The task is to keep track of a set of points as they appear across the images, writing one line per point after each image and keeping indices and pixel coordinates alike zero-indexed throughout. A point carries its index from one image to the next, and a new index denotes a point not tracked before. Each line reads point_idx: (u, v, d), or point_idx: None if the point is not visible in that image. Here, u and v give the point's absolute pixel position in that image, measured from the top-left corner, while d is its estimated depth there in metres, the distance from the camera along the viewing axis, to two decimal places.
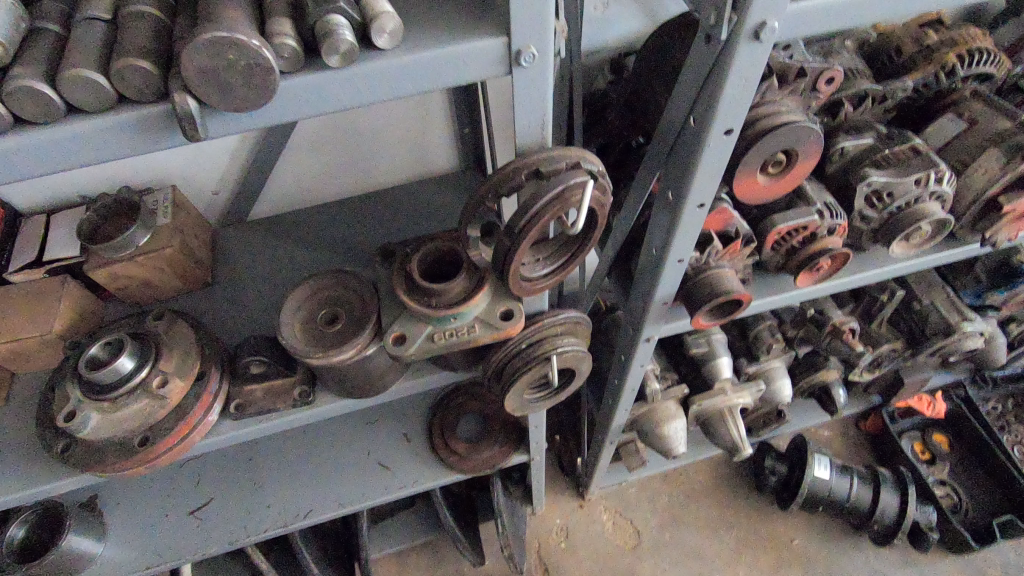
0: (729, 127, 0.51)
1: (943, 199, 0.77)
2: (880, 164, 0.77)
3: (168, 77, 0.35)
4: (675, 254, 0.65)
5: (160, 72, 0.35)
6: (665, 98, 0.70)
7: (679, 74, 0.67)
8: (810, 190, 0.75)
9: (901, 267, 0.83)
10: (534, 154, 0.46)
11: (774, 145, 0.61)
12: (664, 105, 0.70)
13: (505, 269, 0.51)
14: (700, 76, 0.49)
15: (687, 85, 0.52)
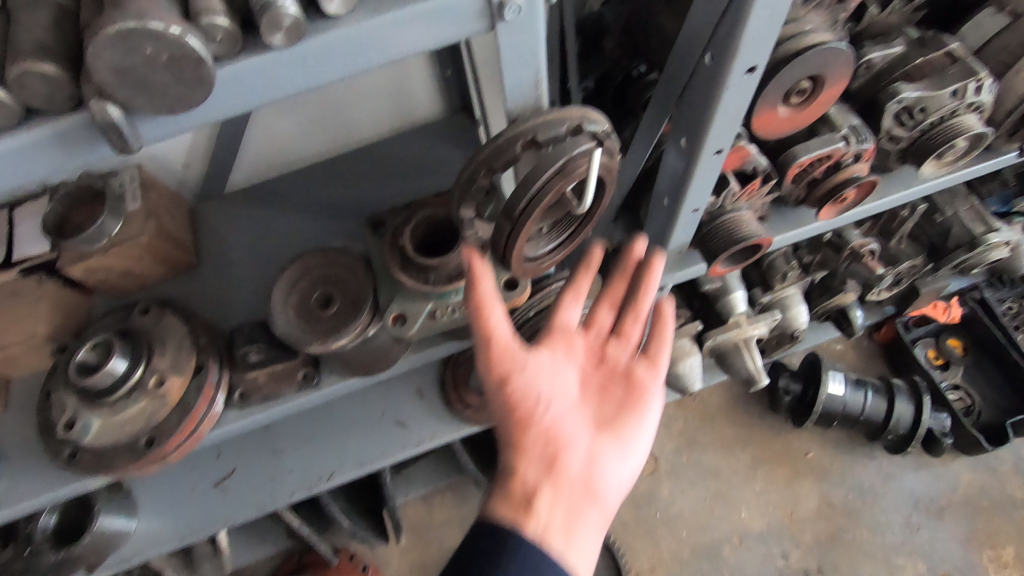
0: (753, 65, 0.45)
1: (982, 108, 0.71)
2: (912, 76, 0.69)
3: (77, 81, 0.33)
4: (690, 202, 0.60)
5: (68, 75, 0.33)
6: (671, 23, 0.62)
7: None
8: (835, 113, 0.68)
9: (930, 186, 0.78)
10: (528, 119, 0.42)
11: (795, 76, 0.57)
12: (670, 31, 0.63)
13: (506, 253, 0.49)
14: (719, 6, 0.43)
15: (702, 17, 0.45)
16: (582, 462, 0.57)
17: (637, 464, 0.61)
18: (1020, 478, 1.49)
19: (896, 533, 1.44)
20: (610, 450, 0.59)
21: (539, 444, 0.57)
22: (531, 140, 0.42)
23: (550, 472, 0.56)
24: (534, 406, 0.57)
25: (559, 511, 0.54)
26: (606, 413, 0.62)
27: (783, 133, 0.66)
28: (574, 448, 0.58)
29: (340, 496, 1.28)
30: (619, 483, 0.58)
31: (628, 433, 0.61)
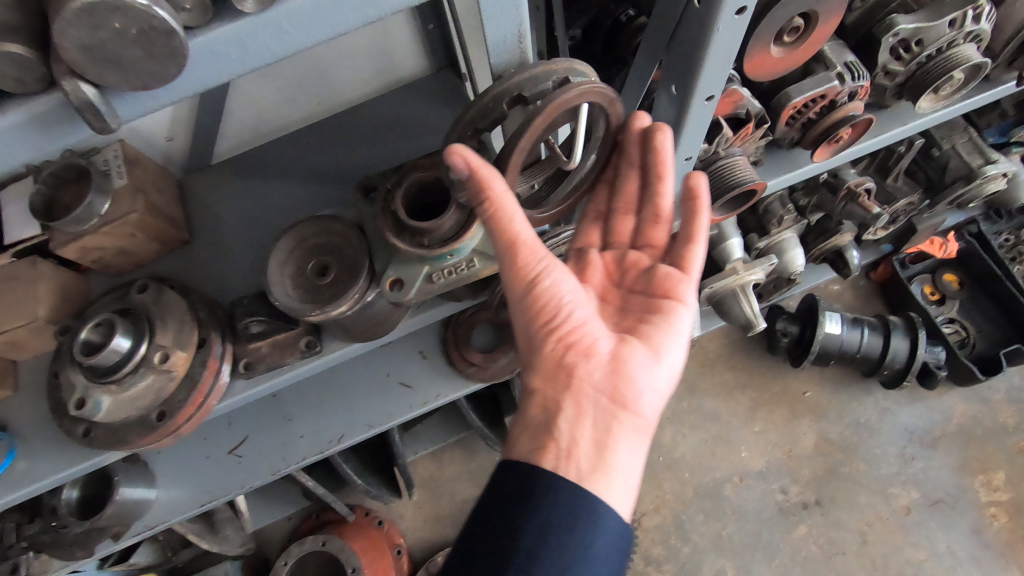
0: (742, 7, 0.43)
1: (981, 39, 0.68)
2: (909, 7, 0.67)
3: (48, 60, 0.32)
4: (683, 150, 0.60)
5: (37, 55, 0.32)
6: None
7: None
8: (830, 51, 0.66)
9: (927, 121, 0.77)
10: (515, 76, 0.41)
11: (789, 11, 0.55)
12: None
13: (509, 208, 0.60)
14: None
15: None
16: (612, 367, 0.61)
17: (671, 367, 0.63)
18: (1012, 406, 1.53)
19: (891, 464, 1.49)
20: (639, 353, 0.62)
21: (569, 349, 0.61)
22: (519, 96, 0.42)
23: (577, 379, 0.60)
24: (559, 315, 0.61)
25: (589, 412, 0.59)
26: (633, 319, 0.66)
27: (777, 73, 0.64)
28: (602, 352, 0.61)
29: (351, 457, 1.32)
30: (652, 385, 0.61)
31: (657, 337, 0.64)
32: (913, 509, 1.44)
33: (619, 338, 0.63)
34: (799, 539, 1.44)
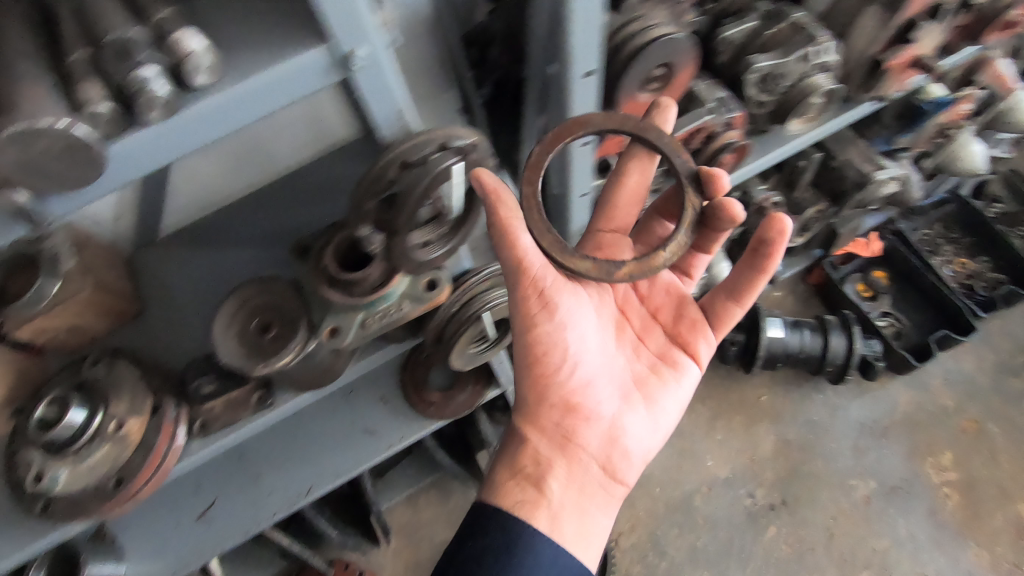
0: (588, 72, 0.54)
1: (832, 68, 0.79)
2: (765, 48, 0.77)
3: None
4: (578, 190, 0.71)
5: None
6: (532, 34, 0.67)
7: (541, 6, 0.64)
8: (702, 91, 0.75)
9: (802, 139, 0.88)
10: (398, 146, 0.49)
11: (650, 64, 0.63)
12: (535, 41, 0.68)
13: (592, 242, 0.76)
14: None
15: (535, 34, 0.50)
16: (617, 433, 0.75)
17: (657, 428, 0.79)
18: (950, 389, 1.62)
19: (847, 458, 1.55)
20: (636, 417, 0.77)
21: (584, 410, 0.74)
22: (404, 162, 0.49)
23: (585, 438, 0.74)
24: (581, 378, 0.74)
25: (583, 471, 0.73)
26: (644, 374, 0.80)
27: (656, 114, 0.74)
28: (613, 418, 0.75)
29: (325, 510, 1.33)
30: (642, 448, 0.77)
31: (657, 403, 0.79)
32: (873, 499, 1.50)
33: (626, 402, 0.77)
34: (770, 541, 1.48)
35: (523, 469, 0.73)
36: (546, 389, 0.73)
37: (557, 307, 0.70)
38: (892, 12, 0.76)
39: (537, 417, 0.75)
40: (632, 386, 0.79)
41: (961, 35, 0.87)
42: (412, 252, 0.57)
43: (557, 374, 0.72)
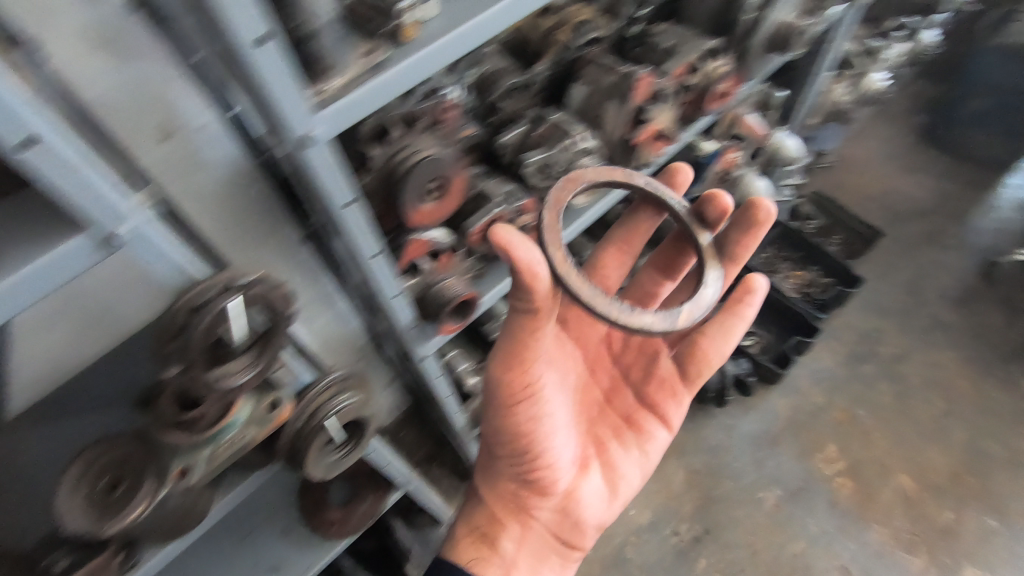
0: (348, 200, 0.58)
1: (594, 150, 0.94)
2: (536, 145, 0.92)
3: None
4: (388, 292, 0.72)
5: None
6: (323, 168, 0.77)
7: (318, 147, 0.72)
8: (490, 188, 0.86)
9: (597, 208, 1.00)
10: (185, 294, 0.57)
11: (422, 178, 0.69)
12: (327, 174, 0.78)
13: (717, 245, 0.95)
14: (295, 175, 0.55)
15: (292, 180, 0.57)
16: (579, 501, 0.95)
17: (614, 490, 0.99)
18: (818, 387, 1.81)
19: (750, 472, 1.67)
20: (593, 482, 0.97)
21: (553, 486, 0.93)
22: (191, 308, 0.56)
23: (552, 507, 0.95)
24: (557, 463, 0.91)
25: (546, 529, 0.96)
26: (608, 439, 1.00)
27: (445, 216, 0.78)
28: (577, 488, 0.95)
29: None
30: (601, 508, 0.98)
31: (615, 470, 0.99)
32: (780, 506, 1.61)
33: (588, 471, 0.97)
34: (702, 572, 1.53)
35: (478, 527, 0.96)
36: (522, 471, 0.91)
37: (540, 405, 0.85)
38: (626, 100, 0.94)
39: (505, 485, 0.96)
40: (593, 456, 0.99)
41: (694, 107, 1.06)
42: (217, 383, 0.60)
43: (534, 460, 0.89)
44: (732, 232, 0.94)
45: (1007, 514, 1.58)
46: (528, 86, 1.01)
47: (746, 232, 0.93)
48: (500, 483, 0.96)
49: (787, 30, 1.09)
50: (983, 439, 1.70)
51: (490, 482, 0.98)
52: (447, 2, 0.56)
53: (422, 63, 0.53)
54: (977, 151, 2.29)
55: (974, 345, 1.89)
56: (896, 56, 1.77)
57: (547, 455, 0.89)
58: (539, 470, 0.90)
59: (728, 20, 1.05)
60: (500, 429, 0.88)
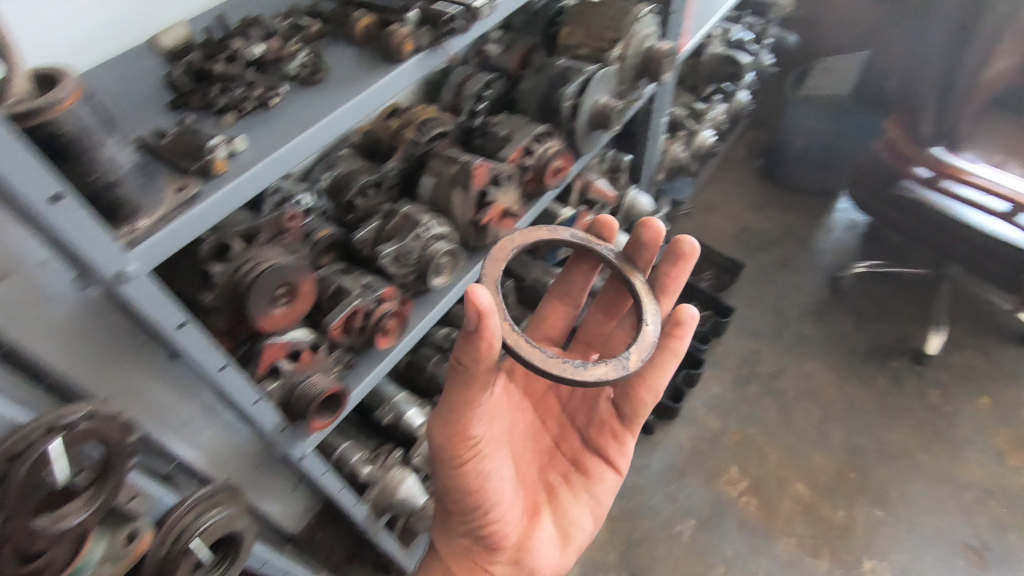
0: (180, 321, 0.59)
1: (446, 235, 1.02)
2: (389, 236, 0.99)
3: None
4: (245, 399, 0.72)
5: None
6: None
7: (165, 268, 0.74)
8: (348, 282, 0.91)
9: (459, 287, 1.07)
10: (7, 444, 0.59)
11: (268, 285, 0.73)
12: None
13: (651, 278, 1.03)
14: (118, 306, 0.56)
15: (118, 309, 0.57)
16: (534, 554, 0.94)
17: (566, 535, 0.98)
18: (713, 414, 1.94)
19: (664, 508, 1.73)
20: (544, 529, 0.96)
21: (505, 540, 0.91)
22: (15, 455, 0.59)
23: (505, 563, 0.93)
24: (507, 516, 0.90)
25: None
26: (559, 487, 1.01)
27: (301, 317, 0.82)
28: (530, 541, 0.94)
29: None
30: (555, 559, 0.96)
31: (566, 513, 0.99)
32: (696, 535, 1.68)
33: (538, 518, 0.96)
34: None
35: None
36: (473, 526, 0.89)
37: (486, 463, 0.83)
38: (466, 187, 1.03)
39: (459, 541, 0.94)
40: (544, 503, 0.99)
41: (536, 183, 1.18)
42: (52, 527, 0.61)
43: (483, 515, 0.87)
44: (663, 269, 1.01)
45: (889, 502, 1.74)
46: (380, 183, 1.09)
47: (673, 265, 1.00)
48: (454, 543, 0.94)
49: (605, 110, 1.24)
50: (858, 436, 1.89)
51: (446, 543, 0.97)
52: (255, 136, 0.62)
53: (239, 188, 0.58)
54: (807, 185, 2.66)
55: (835, 353, 2.12)
56: (717, 118, 2.08)
57: (497, 508, 0.87)
58: (490, 524, 0.88)
59: (551, 107, 1.22)
60: (447, 486, 0.84)
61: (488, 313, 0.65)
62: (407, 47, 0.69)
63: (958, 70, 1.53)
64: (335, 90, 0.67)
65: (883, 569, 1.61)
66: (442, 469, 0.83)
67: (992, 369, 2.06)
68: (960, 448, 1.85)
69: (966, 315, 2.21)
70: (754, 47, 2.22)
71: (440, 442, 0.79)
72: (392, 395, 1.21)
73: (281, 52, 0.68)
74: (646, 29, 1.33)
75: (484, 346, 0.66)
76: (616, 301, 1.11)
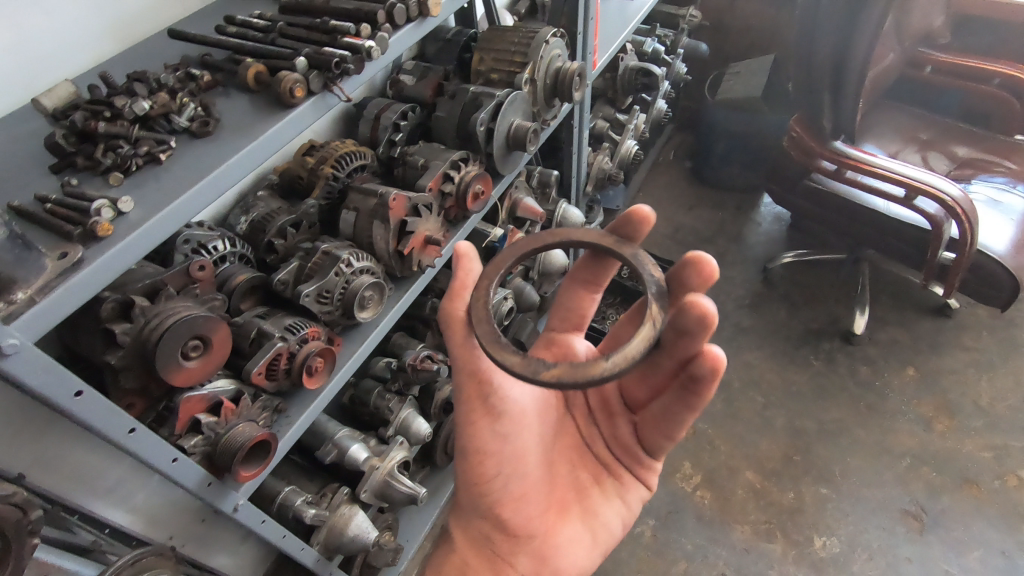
0: (78, 389, 0.58)
1: (369, 268, 1.03)
2: (310, 275, 0.98)
3: None
4: (161, 458, 0.70)
5: None
6: (70, 351, 0.75)
7: (70, 330, 0.73)
8: (269, 326, 0.90)
9: (387, 319, 1.07)
10: None
11: (176, 340, 0.72)
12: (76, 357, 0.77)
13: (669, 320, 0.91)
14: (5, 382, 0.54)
15: None
16: (559, 543, 0.96)
17: (589, 537, 1.00)
18: None
19: None
20: (568, 526, 0.98)
21: (531, 526, 0.93)
22: None
23: (531, 553, 0.93)
24: (532, 497, 0.93)
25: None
26: (588, 488, 1.03)
27: (218, 367, 0.80)
28: (555, 530, 0.96)
29: None
30: (580, 555, 0.98)
31: (592, 514, 1.01)
32: (656, 534, 1.71)
33: (565, 514, 0.98)
34: None
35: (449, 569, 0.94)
36: (494, 507, 0.91)
37: (503, 425, 0.89)
38: (385, 221, 1.04)
39: (477, 527, 0.94)
40: (574, 501, 1.01)
41: (458, 209, 1.21)
42: None
43: (506, 491, 0.90)
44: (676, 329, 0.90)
45: (833, 479, 1.82)
46: (300, 222, 1.09)
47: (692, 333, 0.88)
48: (471, 529, 0.95)
49: (521, 131, 1.27)
50: (799, 419, 1.97)
51: (462, 531, 0.97)
52: (144, 196, 0.63)
53: (129, 248, 0.59)
54: (732, 183, 2.78)
55: (771, 341, 2.22)
56: (639, 127, 2.17)
57: (519, 484, 0.91)
58: (514, 503, 0.91)
59: (468, 131, 1.24)
60: (466, 456, 0.90)
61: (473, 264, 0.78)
62: (298, 93, 0.73)
63: (846, 69, 1.65)
64: (229, 141, 0.70)
65: (833, 545, 1.68)
66: (465, 437, 0.89)
67: (914, 342, 2.19)
68: (892, 419, 1.96)
69: (886, 294, 2.36)
70: (667, 57, 2.33)
71: (460, 397, 0.88)
72: (332, 431, 1.17)
73: (169, 104, 0.70)
74: (554, 49, 1.37)
75: (459, 287, 0.79)
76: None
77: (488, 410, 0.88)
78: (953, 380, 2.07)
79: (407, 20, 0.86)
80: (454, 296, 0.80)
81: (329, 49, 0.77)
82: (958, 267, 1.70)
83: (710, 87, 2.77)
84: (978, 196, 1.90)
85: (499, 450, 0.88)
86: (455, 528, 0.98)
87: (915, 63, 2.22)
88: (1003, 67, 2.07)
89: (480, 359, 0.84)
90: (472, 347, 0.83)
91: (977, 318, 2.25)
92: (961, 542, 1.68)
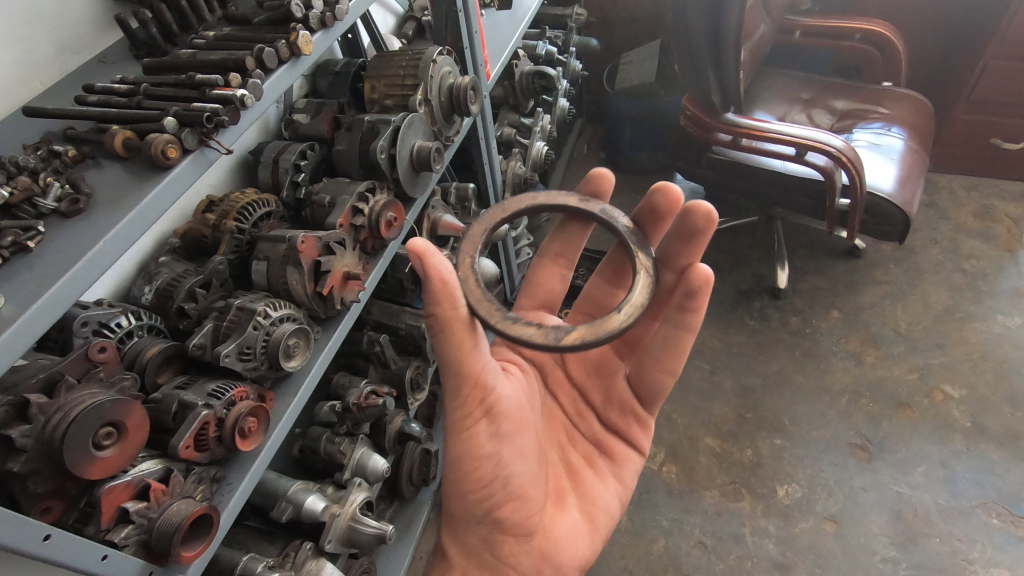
0: None
1: (290, 315, 1.00)
2: (228, 333, 0.94)
3: None
4: (90, 557, 0.66)
5: None
6: None
7: None
8: (191, 395, 0.86)
9: (319, 364, 1.05)
10: None
11: (82, 431, 0.67)
12: None
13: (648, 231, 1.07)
14: None
15: None
16: (559, 537, 1.00)
17: (590, 521, 1.07)
18: None
19: None
20: (567, 517, 1.03)
21: (532, 524, 0.97)
22: None
23: (532, 551, 0.97)
24: (533, 494, 0.96)
25: None
26: (582, 471, 1.10)
27: (139, 450, 0.76)
28: (556, 524, 1.01)
29: None
30: (580, 546, 1.03)
31: (589, 498, 1.08)
32: (632, 518, 1.72)
33: (564, 504, 1.04)
34: None
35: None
36: (494, 510, 0.93)
37: (495, 421, 0.90)
38: (298, 264, 1.02)
39: (476, 534, 0.97)
40: (571, 488, 1.08)
41: (374, 239, 1.19)
42: None
43: (506, 491, 0.92)
44: (678, 243, 1.04)
45: (785, 427, 1.91)
46: (209, 282, 1.04)
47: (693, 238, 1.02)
48: (472, 542, 0.98)
49: (423, 152, 1.27)
50: (744, 377, 2.07)
51: (457, 548, 1.02)
52: (14, 287, 0.60)
53: (6, 344, 0.55)
54: (645, 166, 2.88)
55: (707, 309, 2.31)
56: (546, 128, 2.21)
57: (517, 481, 0.93)
58: (516, 501, 0.93)
59: (370, 161, 1.22)
60: (461, 463, 0.91)
61: (434, 261, 0.77)
62: (172, 153, 0.71)
63: (722, 44, 1.75)
64: (103, 215, 0.67)
65: (795, 490, 1.76)
66: (460, 442, 0.90)
67: (833, 285, 2.34)
68: (826, 361, 2.09)
69: (801, 245, 2.50)
70: (560, 57, 2.39)
71: (453, 404, 0.89)
72: (282, 489, 1.13)
73: (32, 188, 0.67)
74: (444, 66, 1.38)
75: (441, 285, 0.79)
76: (619, 270, 1.17)
77: (483, 413, 0.89)
78: (873, 313, 2.22)
79: (279, 63, 0.85)
80: (445, 296, 0.80)
81: (198, 103, 0.75)
82: (855, 210, 1.83)
83: (608, 79, 2.86)
84: (860, 143, 2.05)
85: (496, 451, 0.90)
86: (455, 551, 1.02)
87: (785, 30, 2.37)
88: (859, 23, 2.23)
89: (474, 358, 0.86)
90: (467, 347, 0.85)
91: (883, 253, 2.43)
92: (905, 461, 1.80)
